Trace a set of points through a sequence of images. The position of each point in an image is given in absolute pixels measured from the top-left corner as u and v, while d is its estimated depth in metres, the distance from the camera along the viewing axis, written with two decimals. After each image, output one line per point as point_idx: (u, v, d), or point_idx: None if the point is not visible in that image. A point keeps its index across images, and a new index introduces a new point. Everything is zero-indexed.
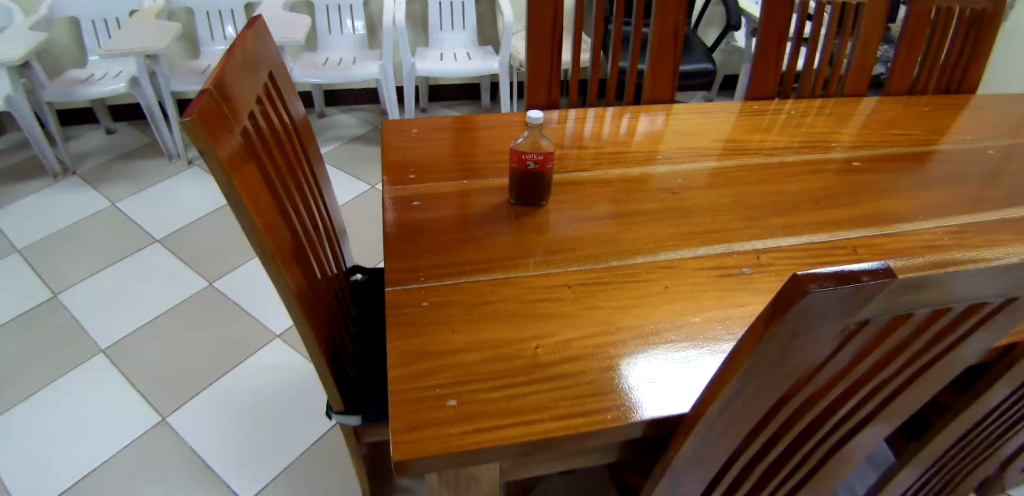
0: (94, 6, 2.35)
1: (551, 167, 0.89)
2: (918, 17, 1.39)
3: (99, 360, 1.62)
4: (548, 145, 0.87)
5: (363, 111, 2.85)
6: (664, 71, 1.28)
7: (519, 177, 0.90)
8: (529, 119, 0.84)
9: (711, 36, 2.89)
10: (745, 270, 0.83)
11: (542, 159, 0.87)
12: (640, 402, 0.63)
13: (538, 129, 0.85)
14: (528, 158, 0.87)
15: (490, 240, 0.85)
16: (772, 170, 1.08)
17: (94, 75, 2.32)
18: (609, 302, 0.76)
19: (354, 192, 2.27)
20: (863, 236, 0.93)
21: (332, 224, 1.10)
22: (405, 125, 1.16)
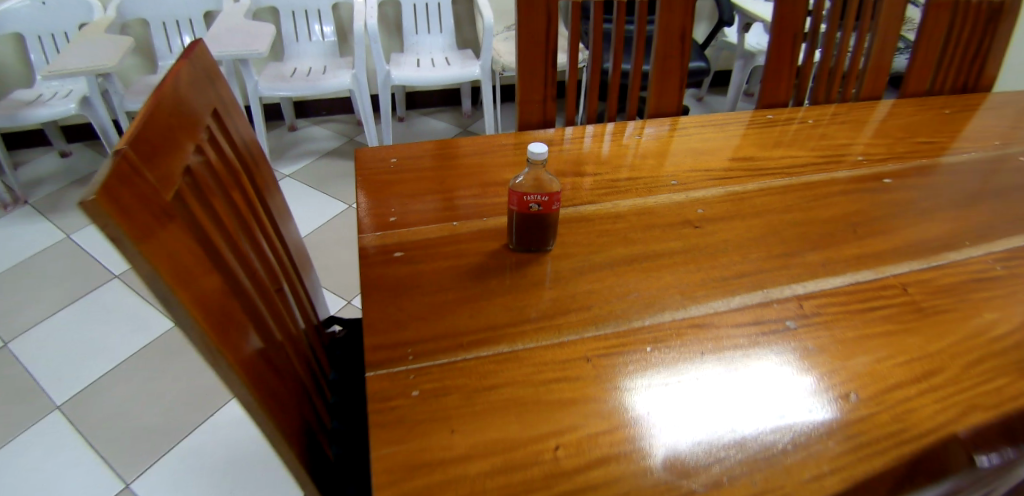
0: (38, 20, 2.15)
1: (556, 208, 0.75)
2: (936, 12, 1.28)
3: (56, 417, 1.46)
4: (553, 183, 0.73)
5: (337, 122, 2.72)
6: (671, 80, 1.16)
7: (519, 222, 0.77)
8: (530, 155, 0.70)
9: (701, 32, 2.81)
10: (789, 325, 0.71)
11: (547, 200, 0.74)
12: (652, 426, 0.58)
13: (541, 166, 0.72)
14: (529, 199, 0.73)
15: (487, 300, 0.72)
16: (801, 190, 0.95)
17: (42, 95, 2.12)
18: (636, 379, 0.63)
19: (331, 214, 2.13)
20: (911, 270, 0.81)
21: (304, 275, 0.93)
22: (383, 154, 1.01)
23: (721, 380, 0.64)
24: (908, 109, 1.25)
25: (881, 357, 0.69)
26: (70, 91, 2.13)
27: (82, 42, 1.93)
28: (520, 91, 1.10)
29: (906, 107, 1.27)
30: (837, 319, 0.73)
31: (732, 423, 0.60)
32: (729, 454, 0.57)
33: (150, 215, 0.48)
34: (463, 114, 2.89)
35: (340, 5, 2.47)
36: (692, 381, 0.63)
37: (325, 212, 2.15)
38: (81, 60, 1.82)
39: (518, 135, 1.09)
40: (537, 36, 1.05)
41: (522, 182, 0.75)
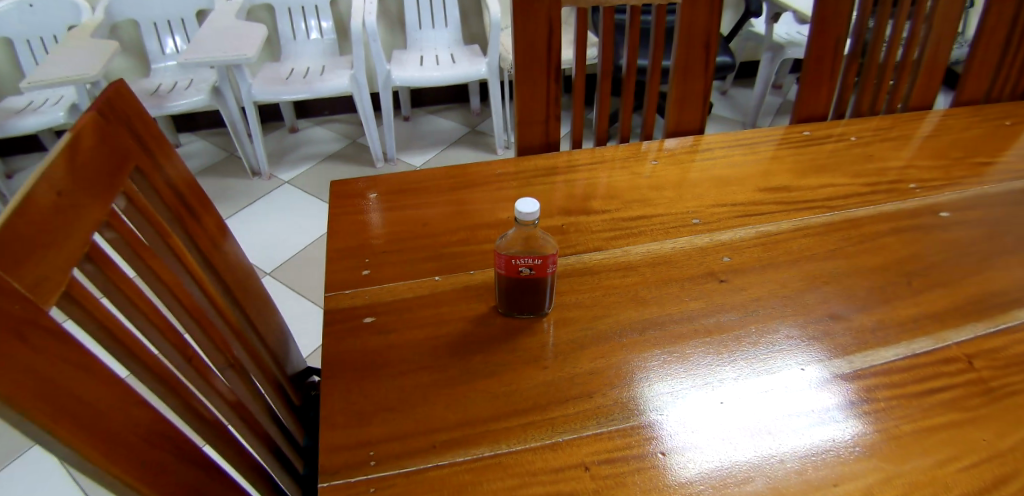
0: (27, 24, 2.08)
1: (552, 271, 0.64)
2: (997, 13, 1.13)
3: (33, 453, 1.39)
4: (547, 244, 0.62)
5: (339, 123, 2.74)
6: (693, 96, 1.03)
7: (508, 284, 0.65)
8: (519, 215, 0.58)
9: (727, 23, 2.66)
10: (833, 417, 0.59)
11: (540, 264, 0.62)
12: (657, 429, 0.57)
13: (534, 225, 0.60)
14: (519, 263, 0.62)
15: (468, 385, 0.60)
16: (844, 229, 0.82)
17: (33, 102, 2.06)
18: (640, 418, 0.58)
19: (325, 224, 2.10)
20: (978, 337, 0.67)
21: (271, 329, 0.82)
22: (363, 188, 0.90)
23: (737, 384, 0.62)
24: (965, 119, 1.09)
25: (946, 458, 0.56)
26: (61, 97, 2.06)
27: (68, 48, 1.85)
28: (519, 113, 0.98)
29: (962, 117, 1.10)
30: (889, 408, 0.60)
31: (751, 427, 0.58)
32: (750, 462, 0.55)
33: (12, 343, 0.36)
34: (471, 111, 2.84)
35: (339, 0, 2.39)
36: (707, 386, 0.61)
37: (314, 219, 2.13)
38: (65, 67, 1.74)
39: (517, 162, 0.97)
40: (538, 50, 0.93)
41: (511, 244, 0.64)
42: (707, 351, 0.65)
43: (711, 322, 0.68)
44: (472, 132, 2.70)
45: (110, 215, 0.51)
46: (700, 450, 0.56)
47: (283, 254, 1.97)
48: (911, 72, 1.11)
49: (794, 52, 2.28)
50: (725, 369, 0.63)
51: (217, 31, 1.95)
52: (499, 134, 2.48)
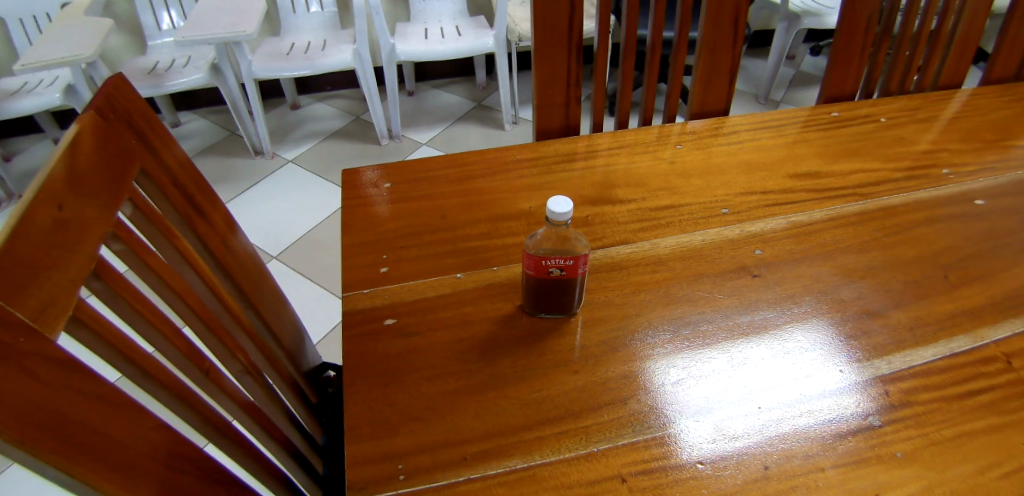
0: (17, 1, 2.02)
1: (583, 271, 0.61)
2: None
3: (13, 469, 1.38)
4: (579, 244, 0.59)
5: (342, 98, 2.69)
6: (719, 75, 0.98)
7: (536, 285, 0.62)
8: (550, 214, 0.55)
9: None
10: (873, 421, 0.57)
11: (572, 264, 0.59)
12: (681, 407, 0.58)
13: (566, 225, 0.57)
14: (550, 264, 0.59)
15: (497, 391, 0.59)
16: (878, 217, 0.78)
17: (28, 83, 2.01)
18: (663, 398, 0.58)
19: (331, 207, 2.06)
20: (1019, 335, 0.64)
21: (289, 327, 0.81)
22: (376, 177, 0.87)
23: (769, 368, 0.61)
24: (999, 98, 1.05)
25: (989, 465, 0.54)
26: (56, 78, 2.00)
27: (60, 27, 1.79)
28: (538, 96, 0.94)
29: (994, 95, 1.06)
30: (928, 413, 0.58)
31: (784, 414, 0.57)
32: (781, 455, 0.54)
33: (16, 380, 0.34)
34: (476, 85, 2.77)
35: None
36: (736, 371, 0.61)
37: (320, 200, 2.10)
38: (56, 47, 1.68)
39: (535, 147, 0.93)
40: (558, 29, 0.88)
41: (540, 245, 0.61)
42: (736, 346, 0.63)
43: (739, 320, 0.66)
44: (477, 107, 2.64)
45: (116, 225, 0.49)
46: (737, 448, 0.54)
47: (290, 236, 1.94)
48: (943, 47, 1.05)
49: (811, 21, 2.21)
50: (758, 365, 0.62)
51: (213, 7, 1.90)
52: (505, 109, 2.42)
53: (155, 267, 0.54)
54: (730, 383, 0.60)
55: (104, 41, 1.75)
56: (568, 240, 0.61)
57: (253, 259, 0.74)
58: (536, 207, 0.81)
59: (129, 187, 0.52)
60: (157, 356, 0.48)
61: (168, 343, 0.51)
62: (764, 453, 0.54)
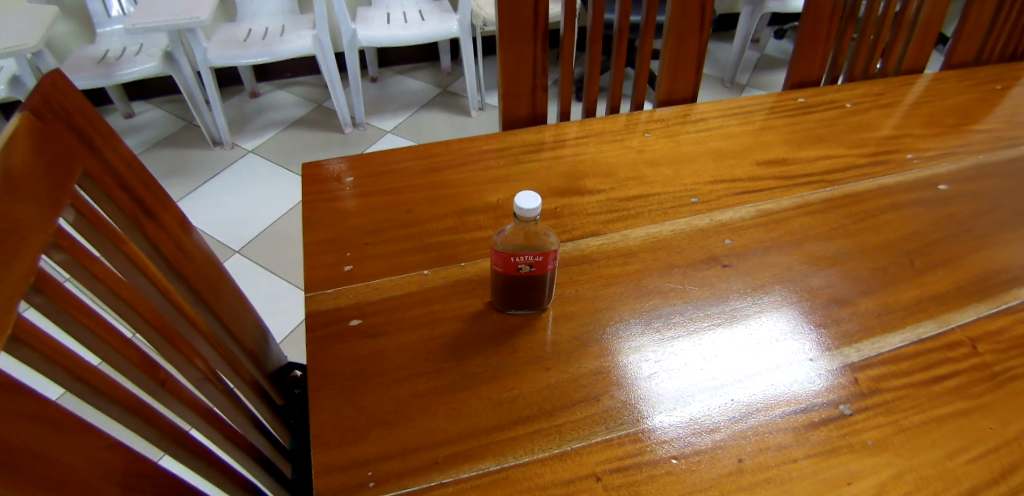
0: None
1: (552, 267, 0.60)
2: None
3: None
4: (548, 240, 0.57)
5: (303, 86, 2.61)
6: (687, 61, 0.97)
7: (504, 283, 0.61)
8: (519, 211, 0.53)
9: None
10: (844, 409, 0.58)
11: (541, 260, 0.58)
12: (654, 398, 0.57)
13: (533, 223, 0.56)
14: (519, 260, 0.57)
15: (469, 392, 0.57)
16: (845, 204, 0.79)
17: None
18: (637, 391, 0.58)
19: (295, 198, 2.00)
20: (980, 319, 0.66)
21: (252, 330, 0.77)
22: (338, 170, 0.84)
23: (742, 357, 0.61)
24: (957, 84, 1.07)
25: (956, 449, 0.55)
26: None
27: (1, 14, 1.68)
28: (504, 84, 0.92)
29: (953, 81, 1.08)
30: (896, 400, 0.59)
31: (758, 404, 0.57)
32: (756, 447, 0.54)
33: None
34: (442, 70, 2.72)
35: None
36: (710, 362, 0.61)
37: (282, 192, 2.03)
38: None
39: (501, 137, 0.91)
40: (524, 16, 0.86)
41: (506, 243, 0.60)
42: (709, 337, 0.63)
43: (711, 310, 0.66)
44: (443, 93, 2.59)
45: (57, 232, 0.45)
46: (712, 441, 0.54)
47: (252, 229, 1.88)
48: (907, 32, 1.06)
49: (776, 4, 2.24)
50: (730, 357, 0.61)
51: None
52: (472, 95, 2.38)
53: (104, 276, 0.50)
54: (704, 376, 0.59)
55: (49, 28, 1.65)
56: (537, 237, 0.59)
57: (211, 261, 0.70)
58: (504, 200, 0.79)
59: (71, 190, 0.49)
60: (108, 371, 0.44)
61: (119, 356, 0.48)
62: (739, 445, 0.54)
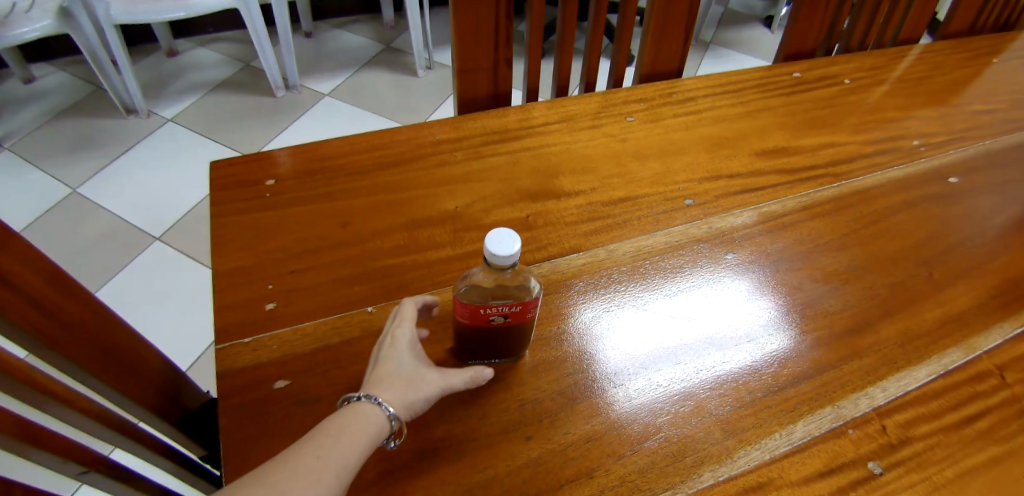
0: None
1: (534, 314, 0.48)
2: None
3: None
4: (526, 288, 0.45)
5: (229, 43, 2.33)
6: (675, 27, 0.83)
7: (470, 332, 0.48)
8: (489, 256, 0.41)
9: None
10: (873, 468, 0.49)
11: (520, 310, 0.46)
12: (658, 465, 0.47)
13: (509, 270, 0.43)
14: (489, 312, 0.45)
15: (429, 476, 0.45)
16: (851, 205, 0.70)
17: None
18: (638, 460, 0.47)
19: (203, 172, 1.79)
20: (1005, 342, 0.59)
21: (164, 374, 0.62)
22: (258, 170, 0.67)
23: (751, 398, 0.52)
24: (951, 56, 0.99)
25: None
26: None
27: None
28: (460, 57, 0.76)
29: (946, 54, 1.00)
30: (927, 451, 0.50)
31: (779, 467, 0.48)
32: None
33: None
34: (385, 24, 2.48)
35: None
36: (716, 407, 0.51)
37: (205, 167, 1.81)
38: None
39: (457, 122, 0.76)
40: None
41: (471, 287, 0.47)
42: (711, 374, 0.53)
43: (702, 341, 0.56)
44: (386, 50, 2.35)
45: None
46: None
47: (173, 210, 1.67)
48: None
49: None
50: (738, 399, 0.52)
51: None
52: (418, 52, 2.17)
53: None
54: (711, 427, 0.50)
55: None
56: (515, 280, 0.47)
57: (92, 306, 0.52)
58: (464, 207, 0.65)
59: None
60: None
61: None
62: None
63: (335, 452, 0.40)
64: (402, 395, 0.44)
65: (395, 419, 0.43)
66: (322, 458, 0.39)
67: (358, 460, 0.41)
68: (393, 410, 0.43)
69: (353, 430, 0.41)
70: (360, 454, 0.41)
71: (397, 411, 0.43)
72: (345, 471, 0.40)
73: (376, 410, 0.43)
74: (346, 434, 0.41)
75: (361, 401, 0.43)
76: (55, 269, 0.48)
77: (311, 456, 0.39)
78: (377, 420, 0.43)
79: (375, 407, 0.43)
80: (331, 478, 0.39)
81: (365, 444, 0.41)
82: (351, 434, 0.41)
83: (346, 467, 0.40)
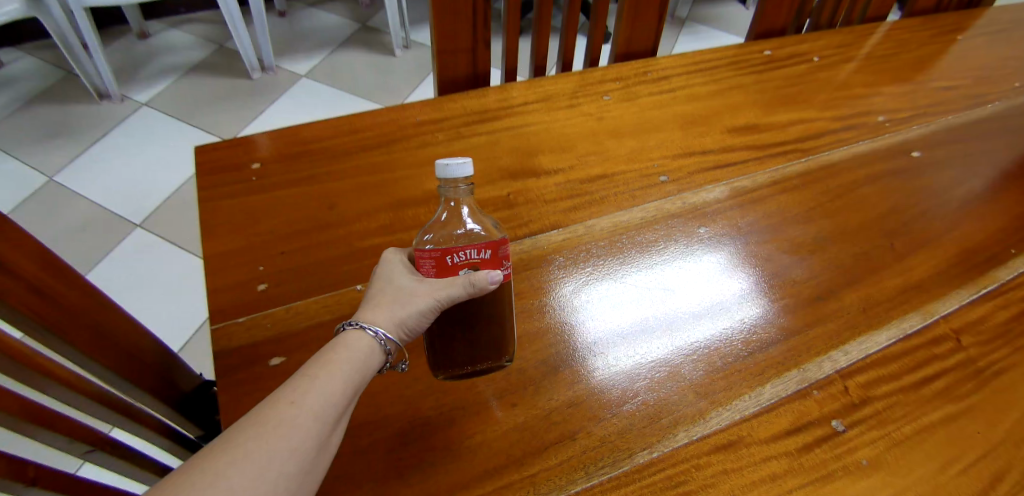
0: None
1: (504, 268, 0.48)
2: None
3: None
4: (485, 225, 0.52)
5: (198, 23, 2.29)
6: (649, 7, 0.85)
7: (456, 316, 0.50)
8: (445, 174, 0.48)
9: None
10: (837, 426, 0.52)
11: (490, 255, 0.47)
12: (635, 426, 0.50)
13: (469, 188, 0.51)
14: (458, 256, 0.46)
15: (423, 443, 0.48)
16: (817, 180, 0.74)
17: None
18: (616, 420, 0.51)
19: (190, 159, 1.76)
20: (962, 307, 0.62)
21: (162, 355, 0.63)
22: (243, 153, 0.68)
23: (721, 359, 0.56)
24: (919, 32, 1.04)
25: (949, 460, 0.51)
26: None
27: None
28: (438, 38, 0.77)
29: (915, 30, 1.05)
30: (887, 409, 0.54)
31: (747, 422, 0.52)
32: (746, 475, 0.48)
33: None
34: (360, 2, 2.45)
35: None
36: (689, 369, 0.55)
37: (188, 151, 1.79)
38: None
39: (437, 103, 0.77)
40: None
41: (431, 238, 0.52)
42: (683, 339, 0.57)
43: (670, 308, 0.59)
44: (362, 29, 2.33)
45: None
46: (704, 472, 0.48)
47: (153, 196, 1.65)
48: None
49: None
50: (709, 360, 0.56)
51: None
52: (394, 31, 2.15)
53: None
54: (684, 387, 0.53)
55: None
56: (472, 217, 0.53)
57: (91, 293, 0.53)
58: None
59: None
60: None
61: None
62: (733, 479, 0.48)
63: (309, 397, 0.39)
64: (389, 315, 0.45)
65: (387, 341, 0.44)
66: (295, 404, 0.38)
67: (340, 399, 0.40)
68: (378, 331, 0.44)
69: (328, 371, 0.41)
70: (339, 393, 0.40)
71: (385, 332, 0.44)
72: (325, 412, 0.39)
73: (360, 335, 0.43)
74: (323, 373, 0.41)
75: (348, 328, 0.44)
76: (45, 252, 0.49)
77: (284, 404, 0.38)
78: (352, 360, 0.42)
79: (360, 331, 0.44)
80: (311, 419, 0.38)
81: (342, 382, 0.41)
82: (326, 375, 0.40)
83: (327, 406, 0.39)
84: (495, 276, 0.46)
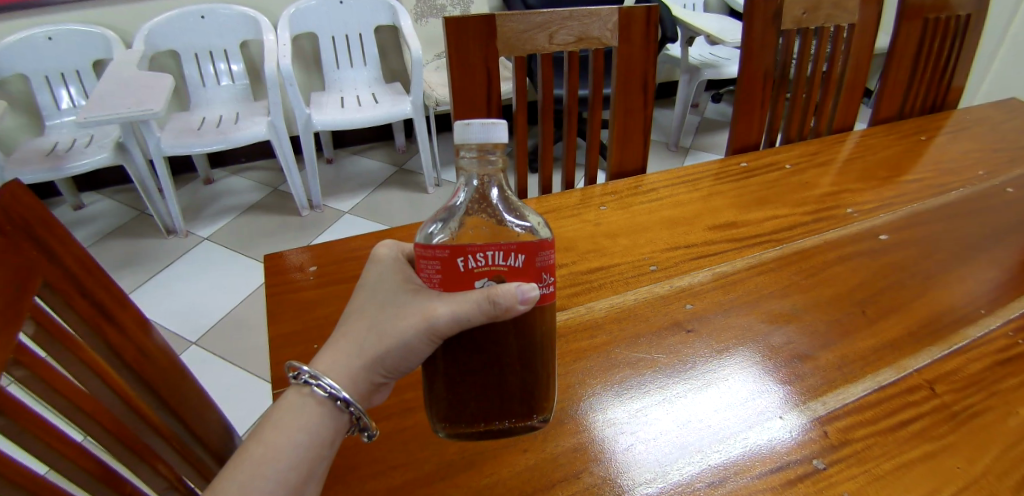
0: (42, 62, 2.23)
1: (531, 274, 0.51)
2: (907, 41, 1.31)
3: None
4: (502, 215, 0.59)
5: (256, 170, 2.65)
6: (635, 135, 1.06)
7: (459, 368, 0.55)
8: (470, 134, 0.54)
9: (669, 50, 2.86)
10: (817, 464, 0.58)
11: (525, 261, 0.51)
12: (633, 469, 0.57)
13: (498, 156, 0.57)
14: (482, 258, 0.50)
15: (447, 482, 0.56)
16: (792, 263, 0.84)
17: (61, 143, 2.10)
18: (615, 466, 0.58)
19: (248, 285, 1.96)
20: (933, 362, 0.69)
21: (222, 429, 0.72)
22: (303, 259, 0.84)
23: (708, 410, 0.63)
24: (884, 138, 1.20)
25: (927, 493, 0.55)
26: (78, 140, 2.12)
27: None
28: None
29: (881, 136, 1.21)
30: (866, 450, 0.59)
31: (734, 463, 0.58)
32: None
33: None
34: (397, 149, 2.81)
35: (249, 45, 2.57)
36: (680, 421, 0.62)
37: (245, 276, 2.00)
38: (38, 171, 1.92)
39: None
40: (478, 89, 0.94)
41: (438, 227, 0.59)
42: (675, 395, 0.65)
43: (662, 371, 0.68)
44: (399, 171, 2.65)
45: (18, 350, 0.47)
46: None
47: (209, 317, 1.82)
48: (835, 90, 1.22)
49: (709, 72, 2.52)
50: (699, 412, 0.63)
51: (119, 84, 1.91)
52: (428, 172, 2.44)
53: (68, 393, 0.51)
54: (677, 436, 0.60)
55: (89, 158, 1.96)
56: (493, 203, 0.60)
57: (173, 360, 0.65)
58: None
59: (32, 304, 0.49)
60: (56, 482, 0.47)
61: (73, 465, 0.49)
62: None
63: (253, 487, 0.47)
64: (340, 370, 0.53)
65: (338, 398, 0.52)
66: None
67: (279, 473, 0.48)
68: (333, 388, 0.52)
69: (261, 460, 0.48)
70: (277, 469, 0.48)
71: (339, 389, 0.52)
72: (281, 482, 0.48)
73: (303, 400, 0.52)
74: (260, 467, 0.48)
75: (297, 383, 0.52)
76: (144, 324, 0.63)
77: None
78: (286, 440, 0.50)
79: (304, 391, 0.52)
80: None
81: (278, 460, 0.49)
82: (258, 465, 0.48)
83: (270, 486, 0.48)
84: (525, 291, 0.50)
